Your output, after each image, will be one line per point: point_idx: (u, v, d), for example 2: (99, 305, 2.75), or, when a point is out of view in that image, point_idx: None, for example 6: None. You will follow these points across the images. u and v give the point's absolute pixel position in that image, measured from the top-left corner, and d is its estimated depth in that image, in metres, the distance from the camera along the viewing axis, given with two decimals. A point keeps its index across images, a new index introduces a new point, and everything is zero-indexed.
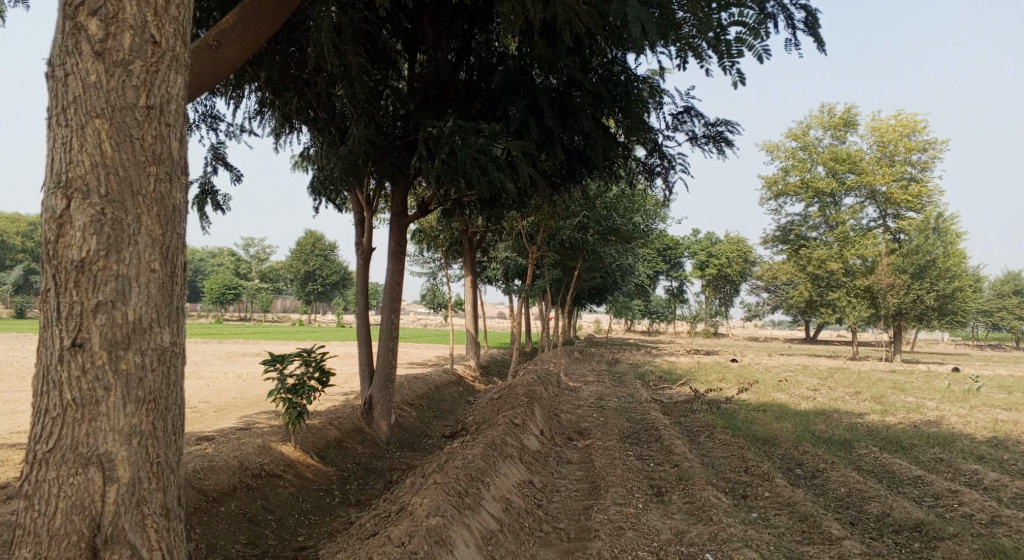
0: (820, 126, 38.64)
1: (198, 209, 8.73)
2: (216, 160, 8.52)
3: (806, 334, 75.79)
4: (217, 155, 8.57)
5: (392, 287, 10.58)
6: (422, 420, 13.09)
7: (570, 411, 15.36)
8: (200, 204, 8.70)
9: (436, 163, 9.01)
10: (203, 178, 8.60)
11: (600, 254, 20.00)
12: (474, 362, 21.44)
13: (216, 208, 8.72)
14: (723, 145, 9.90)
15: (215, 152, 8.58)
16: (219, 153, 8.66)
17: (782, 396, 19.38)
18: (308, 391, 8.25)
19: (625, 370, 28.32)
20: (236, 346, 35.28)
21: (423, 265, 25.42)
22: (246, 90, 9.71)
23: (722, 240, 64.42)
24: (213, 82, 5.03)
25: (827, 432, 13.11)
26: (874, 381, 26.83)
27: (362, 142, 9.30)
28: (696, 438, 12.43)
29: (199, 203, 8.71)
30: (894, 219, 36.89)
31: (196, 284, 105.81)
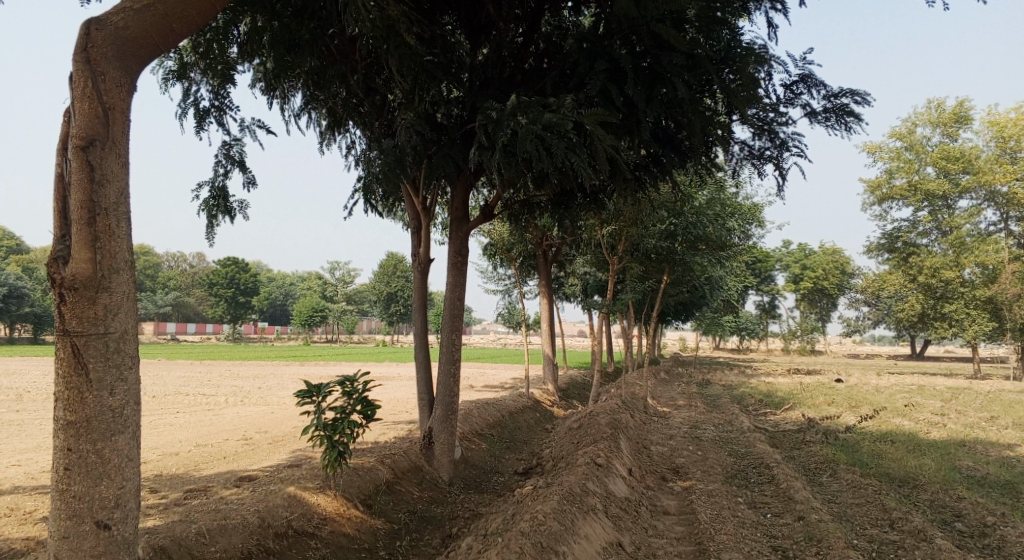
0: (927, 123, 35.20)
1: (206, 217, 7.89)
2: (227, 160, 7.67)
3: (912, 351, 70.00)
4: (227, 153, 7.71)
5: (451, 304, 9.29)
6: (492, 453, 11.71)
7: (660, 443, 13.54)
8: (209, 212, 7.85)
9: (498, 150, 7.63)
10: (214, 180, 7.79)
11: (688, 265, 18.15)
12: (552, 385, 19.95)
13: (227, 216, 7.85)
14: (849, 121, 8.04)
15: (226, 150, 7.72)
16: (230, 151, 7.80)
17: (906, 422, 16.87)
18: (349, 427, 7.00)
19: (719, 392, 26.02)
20: (316, 368, 35.05)
21: (498, 283, 24.16)
22: (290, 87, 8.78)
23: (816, 251, 60.50)
24: (189, 25, 4.42)
25: (979, 470, 10.76)
26: (1009, 403, 23.49)
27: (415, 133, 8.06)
28: (817, 477, 10.44)
29: (207, 209, 7.86)
30: (1018, 222, 33.05)
31: (285, 307, 109.07)
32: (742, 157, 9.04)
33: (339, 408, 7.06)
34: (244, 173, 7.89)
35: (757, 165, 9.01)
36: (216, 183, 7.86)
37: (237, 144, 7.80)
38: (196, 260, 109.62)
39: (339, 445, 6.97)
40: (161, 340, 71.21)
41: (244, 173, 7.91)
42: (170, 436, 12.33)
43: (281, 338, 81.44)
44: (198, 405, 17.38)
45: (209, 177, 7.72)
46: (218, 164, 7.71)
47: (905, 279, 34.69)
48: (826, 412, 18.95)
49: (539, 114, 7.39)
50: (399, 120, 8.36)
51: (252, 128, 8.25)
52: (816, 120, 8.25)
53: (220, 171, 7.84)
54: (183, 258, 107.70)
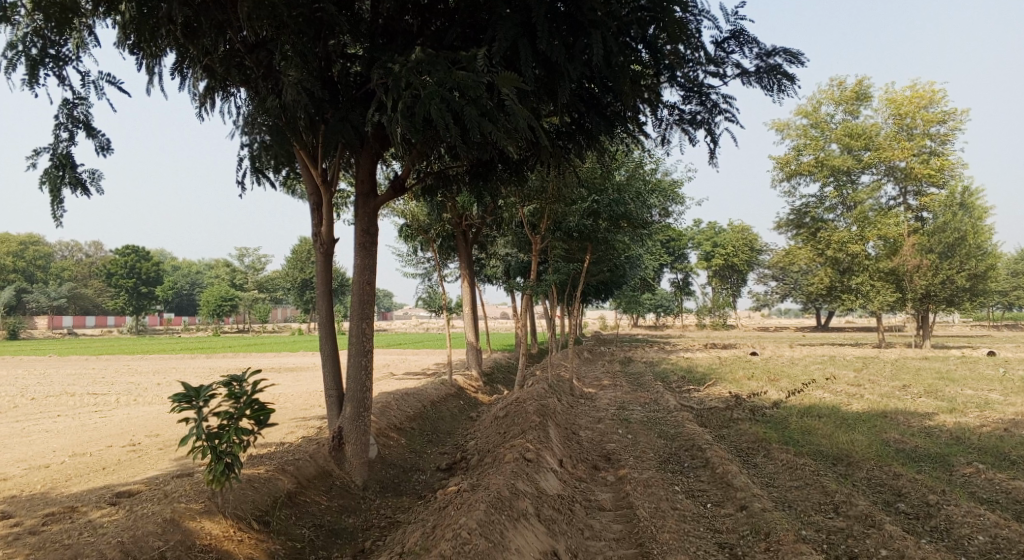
0: (831, 101, 36.20)
1: (49, 191, 6.58)
2: (71, 124, 6.59)
3: (816, 322, 73.18)
4: (70, 113, 6.61)
5: (361, 287, 8.28)
6: (412, 449, 10.81)
7: (588, 428, 12.98)
8: (52, 183, 6.55)
9: (398, 109, 6.77)
10: (55, 145, 6.56)
11: (611, 243, 17.63)
12: (476, 370, 19.13)
13: (76, 188, 6.61)
14: (783, 82, 7.53)
15: (69, 110, 6.59)
16: (73, 112, 6.68)
17: (825, 393, 17.05)
18: (236, 437, 5.95)
19: (642, 369, 25.90)
20: (224, 361, 32.92)
21: (417, 265, 23.10)
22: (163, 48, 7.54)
23: (727, 228, 62.09)
24: None
25: (906, 442, 10.68)
26: (913, 370, 24.37)
27: (301, 92, 7.01)
28: (751, 458, 10.11)
29: (50, 181, 6.56)
30: (916, 196, 34.56)
31: (191, 297, 103.69)
32: (672, 123, 8.42)
33: (224, 415, 5.96)
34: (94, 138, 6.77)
35: (688, 131, 8.40)
36: (59, 151, 6.63)
37: (81, 104, 6.70)
38: (91, 249, 102.59)
39: (226, 457, 5.93)
40: (55, 335, 66.07)
41: (94, 139, 6.84)
42: (41, 447, 10.76)
43: (189, 329, 77.24)
44: (83, 408, 15.62)
45: (49, 143, 6.50)
46: (60, 127, 6.57)
47: (814, 253, 35.77)
48: (749, 387, 18.95)
49: (447, 75, 6.65)
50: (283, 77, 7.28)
51: (101, 82, 6.96)
52: (748, 82, 7.69)
53: (64, 137, 6.64)
54: (77, 248, 100.47)
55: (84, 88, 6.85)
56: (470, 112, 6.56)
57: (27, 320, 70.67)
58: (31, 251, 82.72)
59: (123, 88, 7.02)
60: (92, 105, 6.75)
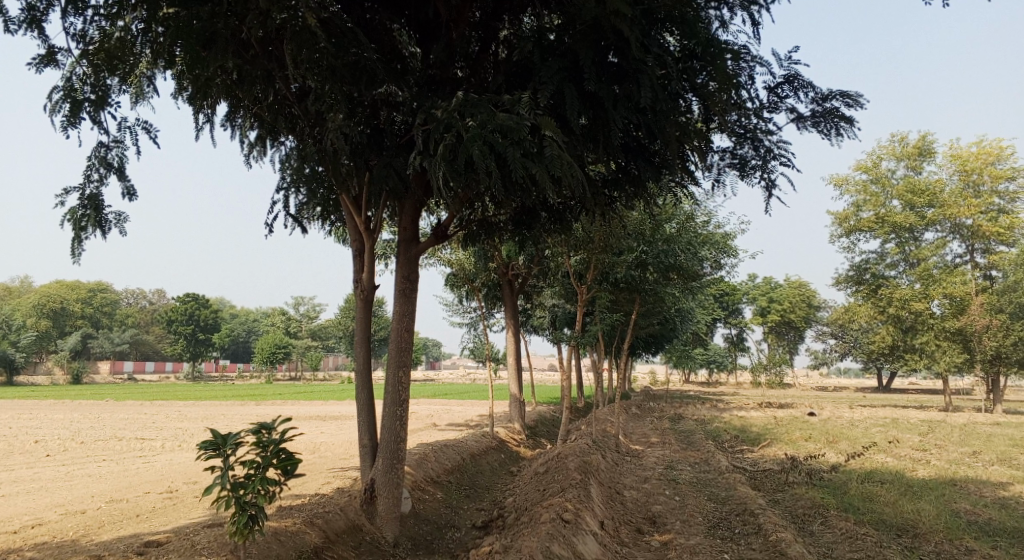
0: (891, 157, 35.34)
1: (72, 229, 6.93)
2: (102, 166, 7.04)
3: (879, 384, 69.89)
4: (102, 157, 7.03)
5: (399, 335, 8.17)
6: (449, 503, 10.50)
7: (633, 488, 12.44)
8: (75, 222, 6.91)
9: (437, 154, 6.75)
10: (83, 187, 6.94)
11: (660, 297, 17.24)
12: (519, 424, 18.73)
13: (98, 228, 6.95)
14: (840, 124, 7.42)
15: (101, 153, 7.04)
16: (106, 156, 7.07)
17: (889, 459, 16.01)
18: (260, 489, 5.81)
19: (693, 428, 24.99)
20: (273, 408, 33.23)
21: (463, 316, 23.07)
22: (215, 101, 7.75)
23: (783, 284, 60.49)
24: None
25: (979, 514, 9.85)
26: (986, 437, 22.81)
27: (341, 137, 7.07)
28: (806, 525, 9.46)
29: (74, 220, 6.91)
30: (983, 253, 33.05)
31: (247, 344, 106.06)
32: (724, 169, 8.28)
33: (251, 464, 5.85)
34: (123, 182, 7.14)
35: (740, 177, 8.25)
36: (87, 191, 7.03)
37: (116, 148, 7.15)
38: (156, 297, 106.54)
39: (251, 509, 5.78)
40: (116, 380, 68.24)
41: (122, 181, 7.20)
42: (82, 490, 10.83)
43: (243, 376, 78.82)
44: (130, 452, 15.83)
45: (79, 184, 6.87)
46: (91, 169, 7.00)
47: (874, 310, 34.39)
48: (806, 449, 18.00)
49: (489, 116, 6.64)
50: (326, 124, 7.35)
51: (138, 128, 7.29)
52: (804, 126, 7.63)
53: (94, 178, 7.04)
54: (143, 295, 104.43)
55: (120, 132, 7.20)
56: (511, 154, 6.51)
57: (92, 364, 73.29)
58: (100, 298, 86.38)
59: (156, 134, 7.34)
60: (125, 150, 7.18)
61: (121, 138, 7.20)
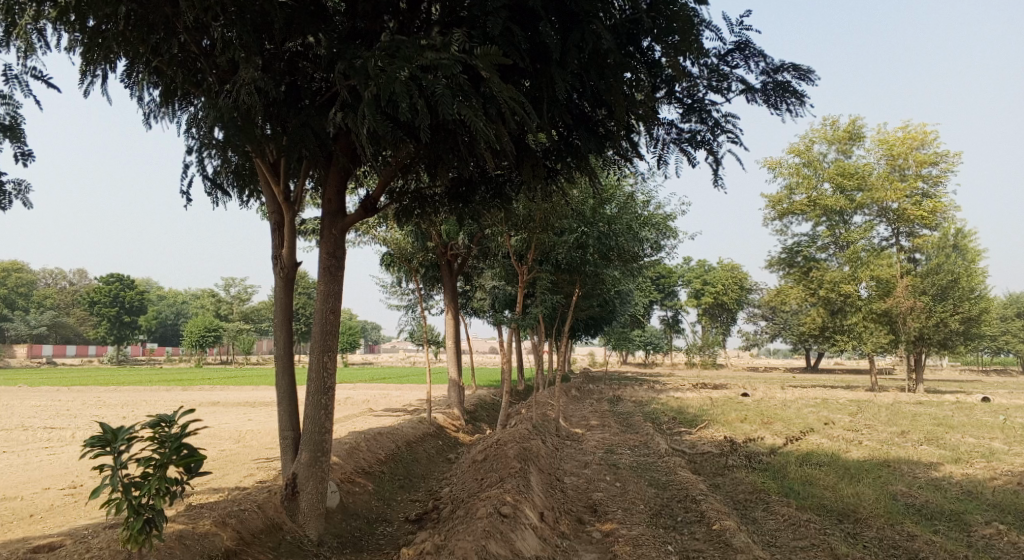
0: (823, 141, 36.10)
1: None
2: None
3: (806, 364, 72.39)
4: None
5: (323, 318, 7.50)
6: (381, 496, 9.91)
7: (574, 474, 12.10)
8: None
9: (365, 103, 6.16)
10: None
11: (600, 278, 16.95)
12: (458, 409, 18.19)
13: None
14: (791, 98, 7.09)
15: None
16: None
17: (823, 440, 16.20)
18: (159, 490, 5.06)
19: (631, 409, 25.01)
20: (200, 393, 31.66)
21: (401, 298, 22.31)
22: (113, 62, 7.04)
23: (716, 267, 61.66)
24: None
25: (914, 496, 9.90)
26: (909, 415, 23.58)
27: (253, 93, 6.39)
28: (748, 511, 9.29)
29: None
30: (908, 238, 34.21)
31: (174, 326, 101.88)
32: (669, 143, 7.86)
33: (147, 463, 5.08)
34: (18, 143, 6.12)
35: (687, 151, 7.85)
36: None
37: (4, 104, 6.12)
38: (75, 277, 101.15)
39: (146, 511, 5.05)
40: (31, 364, 64.32)
41: (18, 145, 6.17)
42: None
43: (170, 359, 75.63)
44: (34, 444, 14.53)
45: None
46: None
47: (806, 293, 35.23)
48: (742, 430, 18.13)
49: (418, 55, 6.14)
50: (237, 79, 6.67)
51: (28, 80, 6.28)
52: (753, 100, 7.27)
53: None
54: (62, 275, 98.75)
55: (8, 85, 6.17)
56: (443, 98, 6.00)
57: (6, 347, 69.08)
58: (14, 277, 81.33)
59: (52, 85, 6.35)
60: (16, 106, 6.15)
61: (9, 92, 6.17)
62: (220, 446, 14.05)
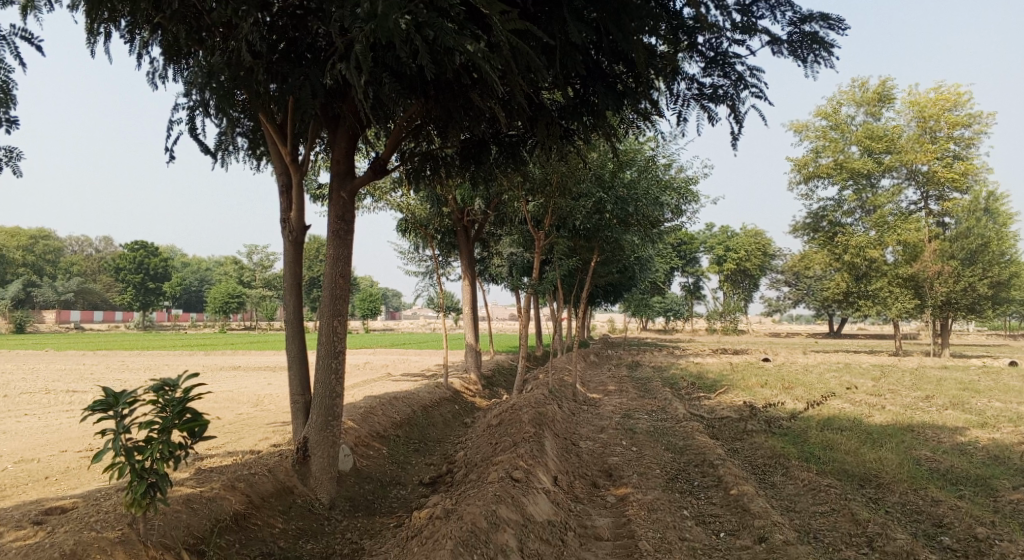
0: (852, 102, 35.04)
1: None
2: None
3: (829, 330, 71.61)
4: None
5: (332, 282, 7.35)
6: (396, 460, 9.89)
7: (590, 438, 11.99)
8: None
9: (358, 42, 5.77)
10: None
11: (620, 243, 16.63)
12: (475, 374, 18.15)
13: None
14: (819, 49, 6.70)
15: None
16: None
17: (845, 405, 15.94)
18: (163, 453, 5.01)
19: (650, 375, 24.85)
20: (223, 359, 32.03)
21: (418, 264, 22.20)
22: (114, 20, 6.80)
23: (739, 233, 60.79)
24: None
25: (939, 462, 9.67)
26: (935, 381, 23.17)
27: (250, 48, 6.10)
28: (767, 476, 9.13)
29: None
30: (937, 201, 33.29)
31: (197, 293, 103.24)
32: (689, 99, 7.51)
33: (150, 428, 5.02)
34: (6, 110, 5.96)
35: (708, 108, 7.51)
36: None
37: None
38: (102, 245, 102.58)
39: (149, 476, 5.01)
40: (61, 330, 65.63)
41: (6, 111, 6.00)
42: None
43: (195, 326, 76.79)
44: (57, 407, 14.74)
45: None
46: None
47: (830, 258, 34.57)
48: (763, 396, 17.91)
49: None
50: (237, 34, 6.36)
51: (19, 41, 6.06)
52: (779, 52, 6.88)
53: None
54: (88, 243, 100.17)
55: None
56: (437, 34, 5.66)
57: (36, 314, 70.43)
58: (42, 245, 82.66)
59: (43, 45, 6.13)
60: (5, 70, 5.98)
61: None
62: (238, 409, 14.15)
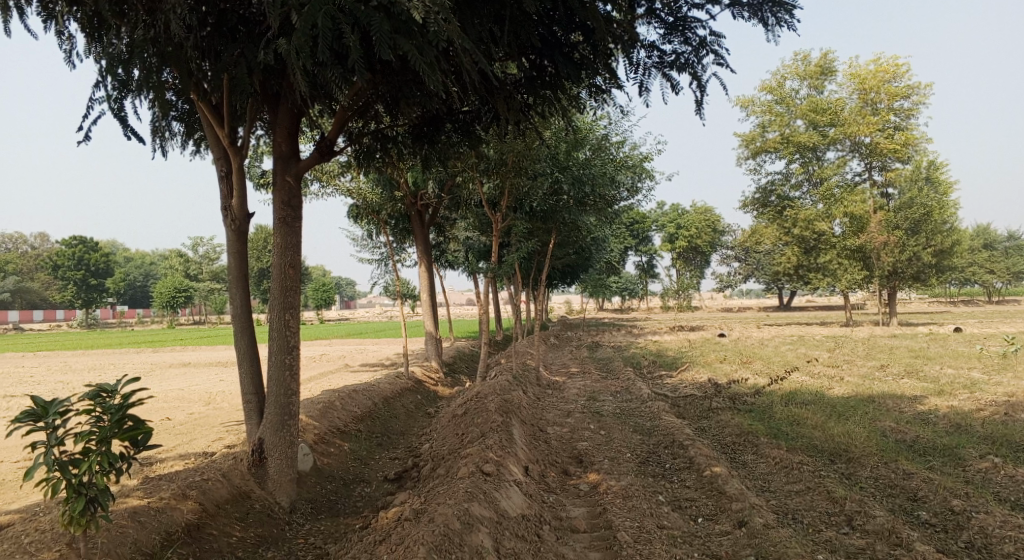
0: (795, 76, 35.45)
1: None
2: None
3: (778, 303, 73.30)
4: None
5: (282, 272, 6.90)
6: (358, 455, 9.50)
7: (556, 423, 11.79)
8: None
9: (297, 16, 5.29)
10: None
11: (577, 223, 16.41)
12: (436, 361, 17.78)
13: None
14: (781, 12, 6.52)
15: None
16: None
17: (804, 377, 16.13)
18: (102, 466, 4.51)
19: (610, 354, 24.87)
20: (171, 356, 30.86)
21: (372, 251, 21.64)
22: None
23: (690, 210, 61.46)
24: None
25: (903, 432, 9.76)
26: (885, 349, 23.75)
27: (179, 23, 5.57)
28: (738, 455, 9.05)
29: None
30: (881, 171, 33.99)
31: (142, 289, 99.82)
32: (651, 68, 7.26)
33: (86, 439, 4.51)
34: None
35: (670, 77, 7.28)
36: None
37: None
38: (36, 242, 98.07)
39: (88, 491, 4.50)
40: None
41: None
42: None
43: (142, 322, 74.19)
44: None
45: None
46: None
47: (781, 232, 35.10)
48: (723, 371, 18.02)
49: None
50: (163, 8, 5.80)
51: None
52: (740, 15, 6.69)
53: None
54: (22, 240, 95.64)
55: None
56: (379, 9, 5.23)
57: None
58: None
59: None
60: None
61: None
62: (188, 408, 13.48)
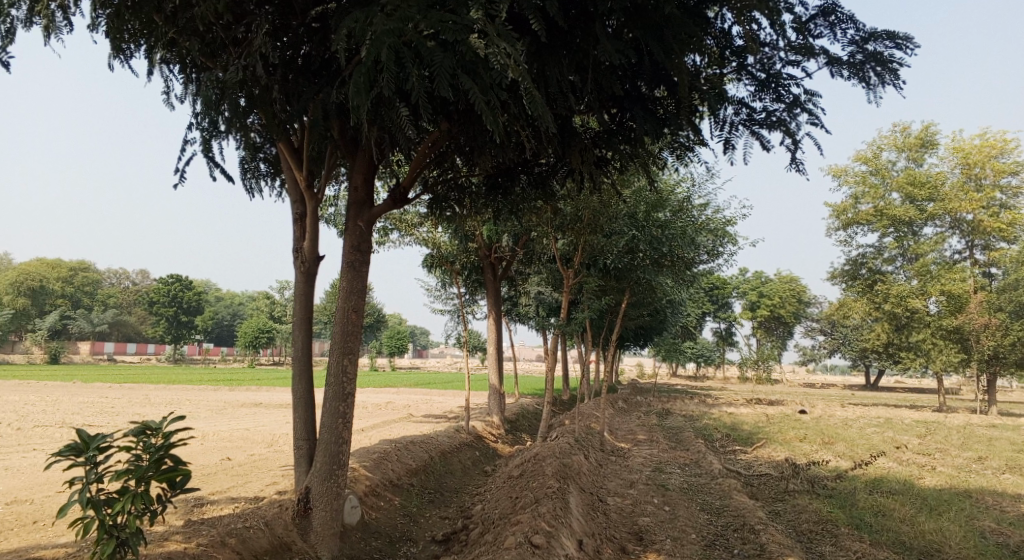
0: (893, 148, 34.16)
1: None
2: None
3: (865, 382, 69.19)
4: None
5: (343, 318, 6.84)
6: (408, 512, 9.20)
7: (617, 493, 11.18)
8: None
9: (364, 62, 5.35)
10: None
11: (652, 284, 15.96)
12: (498, 417, 17.42)
13: None
14: (884, 69, 6.28)
15: None
16: None
17: (893, 465, 14.83)
18: (135, 509, 4.45)
19: (681, 424, 23.82)
20: (245, 394, 31.69)
21: (444, 302, 21.74)
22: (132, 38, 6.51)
23: (773, 278, 59.44)
24: None
25: (1008, 535, 8.68)
26: (987, 440, 21.74)
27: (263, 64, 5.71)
28: (814, 546, 8.24)
29: None
30: (984, 250, 31.92)
31: (228, 327, 104.22)
32: (738, 124, 7.00)
33: (123, 478, 4.48)
34: None
35: (759, 134, 6.99)
36: None
37: None
38: (138, 278, 104.30)
39: (120, 533, 4.44)
40: (93, 361, 66.26)
41: None
42: None
43: (225, 360, 77.01)
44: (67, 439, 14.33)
45: None
46: None
47: (870, 306, 33.29)
48: (802, 451, 16.84)
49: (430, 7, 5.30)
50: (250, 48, 5.97)
51: None
52: (839, 72, 6.46)
53: None
54: (125, 275, 102.01)
55: None
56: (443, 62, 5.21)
57: (71, 343, 71.31)
58: (81, 275, 84.32)
59: None
60: None
61: None
62: (249, 449, 13.58)
